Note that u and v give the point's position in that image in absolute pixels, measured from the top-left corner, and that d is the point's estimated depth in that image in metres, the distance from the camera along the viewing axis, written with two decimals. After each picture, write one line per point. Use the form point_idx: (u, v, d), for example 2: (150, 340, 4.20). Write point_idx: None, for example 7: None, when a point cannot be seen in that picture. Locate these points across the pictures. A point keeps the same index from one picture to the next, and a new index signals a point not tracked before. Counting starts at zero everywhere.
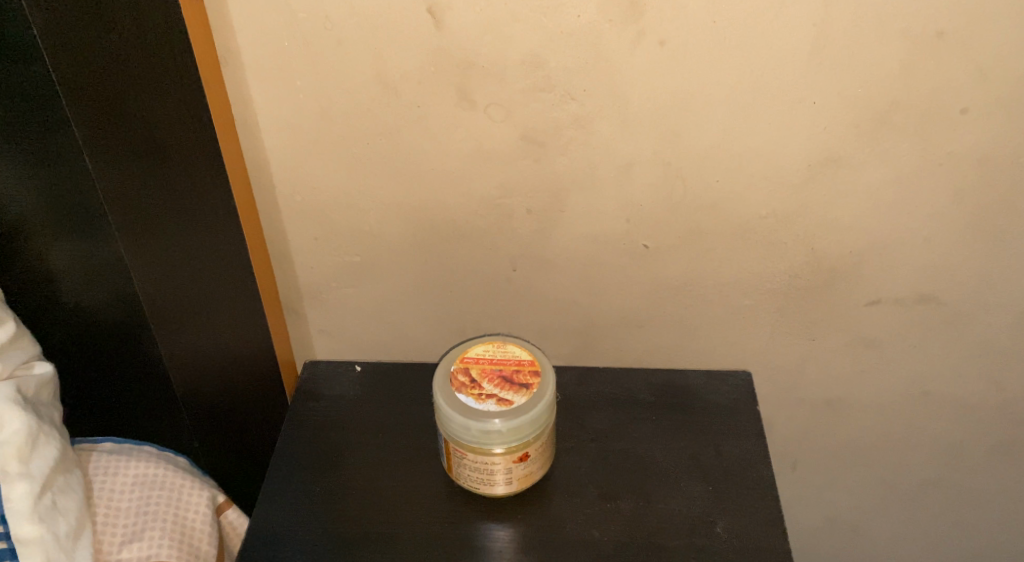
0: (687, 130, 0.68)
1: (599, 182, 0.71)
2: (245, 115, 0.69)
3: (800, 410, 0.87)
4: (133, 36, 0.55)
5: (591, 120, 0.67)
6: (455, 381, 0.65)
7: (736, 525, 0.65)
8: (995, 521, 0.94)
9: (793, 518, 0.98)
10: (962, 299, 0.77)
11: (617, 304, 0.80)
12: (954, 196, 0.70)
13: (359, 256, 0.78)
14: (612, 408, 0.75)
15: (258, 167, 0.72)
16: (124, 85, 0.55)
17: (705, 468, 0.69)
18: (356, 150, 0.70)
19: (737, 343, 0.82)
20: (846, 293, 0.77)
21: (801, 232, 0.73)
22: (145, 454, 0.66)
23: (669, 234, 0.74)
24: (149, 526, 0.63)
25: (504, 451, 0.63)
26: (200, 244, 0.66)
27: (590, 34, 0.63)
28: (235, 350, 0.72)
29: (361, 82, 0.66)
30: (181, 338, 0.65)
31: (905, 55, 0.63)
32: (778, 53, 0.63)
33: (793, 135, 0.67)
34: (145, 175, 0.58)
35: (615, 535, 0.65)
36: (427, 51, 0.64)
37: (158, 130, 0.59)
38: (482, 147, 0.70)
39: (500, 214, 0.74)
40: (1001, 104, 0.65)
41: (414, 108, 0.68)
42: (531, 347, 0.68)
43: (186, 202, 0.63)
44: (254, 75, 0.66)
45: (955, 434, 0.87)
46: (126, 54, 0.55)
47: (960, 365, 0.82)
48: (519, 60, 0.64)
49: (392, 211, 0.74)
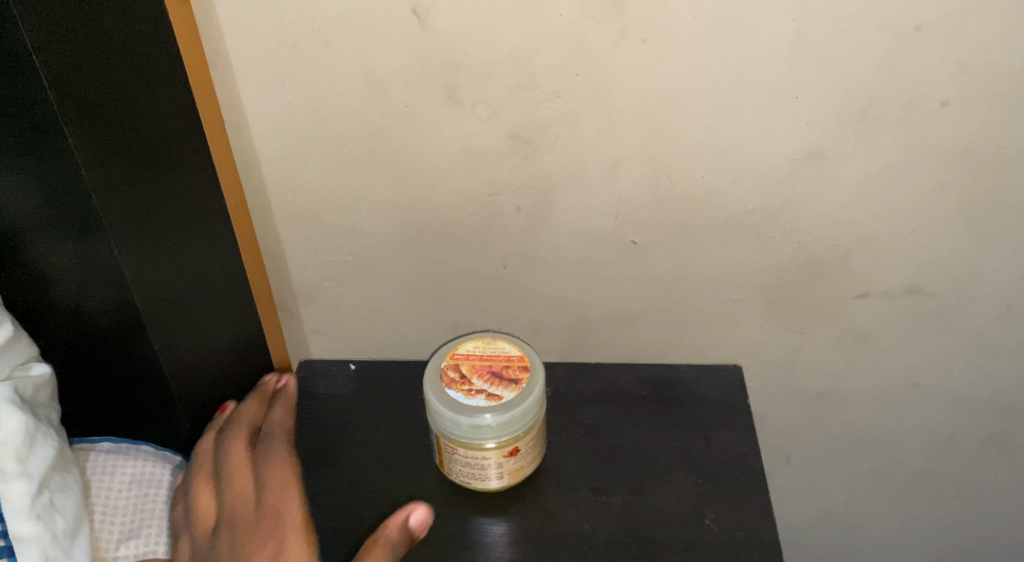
0: (672, 126, 0.68)
1: (587, 179, 0.72)
2: (235, 117, 0.70)
3: (793, 402, 0.88)
4: (113, 45, 0.56)
5: (578, 118, 0.68)
6: (445, 377, 0.66)
7: (725, 517, 0.66)
8: (992, 513, 0.94)
9: (789, 511, 0.98)
10: (950, 291, 0.77)
11: (607, 300, 0.81)
12: (938, 189, 0.71)
13: (352, 254, 0.79)
14: (604, 403, 0.76)
15: (250, 168, 0.73)
16: (109, 95, 0.56)
17: (695, 461, 0.70)
18: (347, 149, 0.71)
19: (728, 337, 0.83)
20: (834, 287, 0.78)
21: (788, 227, 0.74)
22: (143, 452, 0.68)
23: (659, 230, 0.75)
24: (145, 524, 0.64)
25: (495, 446, 0.64)
26: (189, 244, 0.66)
27: (574, 32, 0.64)
28: (228, 350, 0.73)
29: (349, 83, 0.67)
30: (176, 340, 0.65)
31: (887, 49, 0.63)
32: (760, 48, 0.64)
33: (777, 129, 0.68)
34: (134, 178, 0.59)
35: (606, 529, 0.65)
36: (414, 51, 0.65)
37: (145, 132, 0.60)
38: (470, 145, 0.71)
39: (490, 212, 0.75)
40: (982, 96, 0.65)
41: (402, 108, 0.68)
42: (522, 343, 0.69)
43: (174, 204, 0.64)
44: (243, 78, 0.68)
45: (946, 426, 0.87)
46: (107, 62, 0.55)
47: (950, 357, 0.82)
48: (504, 58, 0.65)
49: (382, 210, 0.75)
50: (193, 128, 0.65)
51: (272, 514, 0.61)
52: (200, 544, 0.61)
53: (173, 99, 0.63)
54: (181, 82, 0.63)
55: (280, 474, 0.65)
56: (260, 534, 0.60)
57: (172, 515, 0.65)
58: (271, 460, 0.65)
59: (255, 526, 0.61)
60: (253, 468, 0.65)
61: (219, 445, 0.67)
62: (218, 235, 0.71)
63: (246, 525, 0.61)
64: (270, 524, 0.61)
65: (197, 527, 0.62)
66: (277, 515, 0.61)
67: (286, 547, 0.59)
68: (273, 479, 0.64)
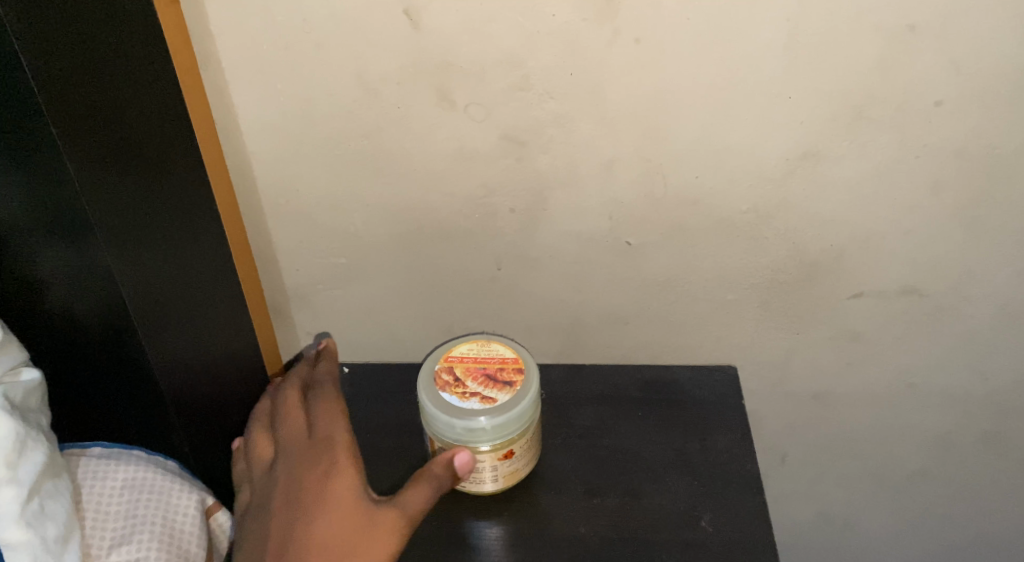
0: (666, 127, 0.68)
1: (581, 180, 0.72)
2: (226, 119, 0.70)
3: (788, 403, 0.88)
4: (100, 47, 0.55)
5: (572, 119, 0.68)
6: (439, 380, 0.65)
7: (721, 519, 0.66)
8: (987, 513, 0.94)
9: (785, 512, 0.98)
10: (944, 291, 0.77)
11: (602, 301, 0.81)
12: (932, 189, 0.71)
13: (344, 257, 0.79)
14: (599, 405, 0.75)
15: (242, 170, 0.73)
16: (98, 97, 0.55)
17: (690, 462, 0.70)
18: (339, 152, 0.71)
19: (723, 338, 0.83)
20: (829, 287, 0.78)
21: (782, 227, 0.74)
22: (134, 457, 0.67)
23: (653, 231, 0.75)
24: (138, 529, 0.63)
25: (490, 449, 0.63)
26: (180, 248, 0.66)
27: (568, 33, 0.63)
28: (220, 353, 0.73)
29: (341, 84, 0.67)
30: (169, 344, 0.65)
31: (880, 49, 0.63)
32: (754, 48, 0.63)
33: (771, 130, 0.68)
34: (125, 181, 0.58)
35: (601, 531, 0.65)
36: (407, 52, 0.65)
37: (134, 135, 0.59)
38: (464, 147, 0.70)
39: (483, 213, 0.75)
40: (976, 96, 0.65)
41: (395, 109, 0.68)
42: (517, 345, 0.68)
43: (164, 207, 0.63)
44: (234, 81, 0.67)
45: (941, 425, 0.87)
46: (95, 65, 0.55)
47: (945, 356, 0.82)
48: (498, 58, 0.65)
49: (375, 212, 0.75)
50: (183, 130, 0.65)
51: (321, 440, 0.64)
52: (264, 475, 0.65)
53: (163, 101, 0.62)
54: (171, 84, 0.63)
55: (329, 406, 0.67)
56: (309, 454, 0.63)
57: (241, 471, 0.69)
58: (320, 397, 0.68)
59: (305, 450, 0.64)
60: (304, 404, 0.68)
61: (275, 394, 0.71)
62: (210, 238, 0.70)
63: (298, 449, 0.64)
64: (317, 446, 0.64)
65: (261, 466, 0.66)
66: (326, 439, 0.64)
67: (335, 468, 0.62)
68: (323, 410, 0.67)
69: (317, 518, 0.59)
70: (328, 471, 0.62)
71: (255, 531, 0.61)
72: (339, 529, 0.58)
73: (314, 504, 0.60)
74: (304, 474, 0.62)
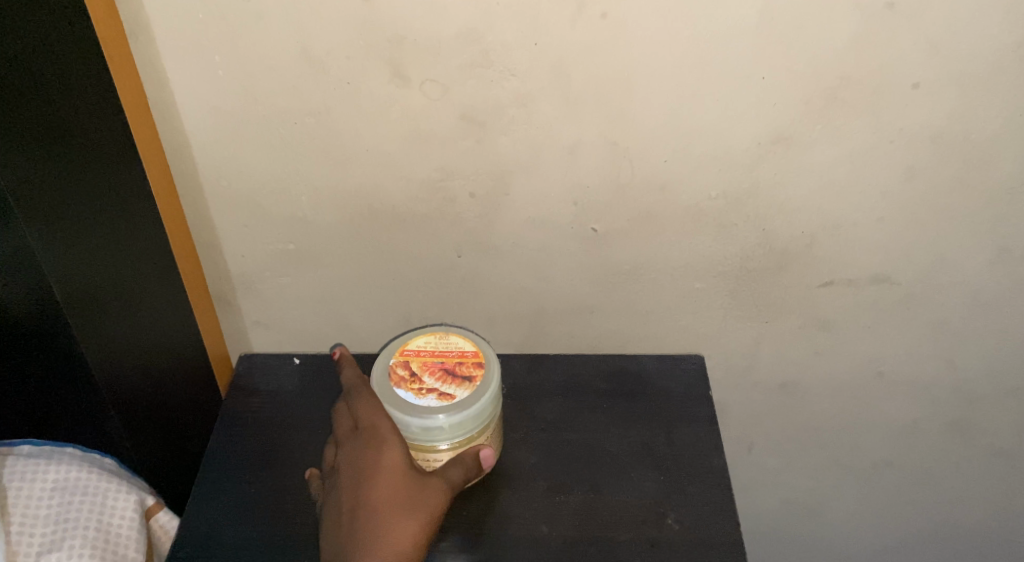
0: (632, 110, 0.65)
1: (544, 164, 0.68)
2: (160, 95, 0.65)
3: (755, 393, 0.86)
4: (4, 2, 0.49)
5: (534, 98, 0.64)
6: (394, 375, 0.62)
7: (688, 516, 0.63)
8: (953, 502, 0.93)
9: (751, 501, 0.97)
10: (915, 279, 0.75)
11: (564, 289, 0.78)
12: (907, 174, 0.68)
13: (293, 243, 0.74)
14: (563, 397, 0.73)
15: (180, 150, 0.68)
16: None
17: (657, 457, 0.67)
18: (285, 131, 0.66)
19: (690, 327, 0.80)
20: (799, 275, 0.75)
21: (752, 214, 0.71)
22: (68, 456, 0.62)
23: (619, 217, 0.72)
24: (69, 535, 0.59)
25: (448, 448, 0.60)
26: (111, 232, 0.61)
27: (529, 7, 0.59)
28: (160, 345, 0.68)
29: (285, 58, 0.62)
30: (103, 336, 0.60)
31: (856, 27, 0.60)
32: (724, 24, 0.60)
33: (741, 113, 0.65)
34: (48, 161, 0.54)
35: (565, 531, 0.62)
36: (356, 25, 0.60)
37: (57, 112, 0.54)
38: (419, 127, 0.66)
39: (441, 198, 0.71)
40: (954, 78, 0.63)
41: (345, 86, 0.64)
42: (476, 338, 0.65)
43: (92, 188, 0.58)
44: (167, 53, 0.62)
45: (909, 414, 0.86)
46: None
47: (913, 345, 0.80)
48: (454, 33, 0.61)
49: (326, 196, 0.71)
50: (110, 105, 0.60)
51: (370, 435, 0.58)
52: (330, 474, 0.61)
53: (86, 74, 0.57)
54: (95, 56, 0.58)
55: (373, 404, 0.60)
56: (361, 450, 0.58)
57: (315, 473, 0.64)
58: (362, 397, 0.61)
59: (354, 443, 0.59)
60: (348, 401, 0.62)
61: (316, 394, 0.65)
62: (144, 221, 0.65)
63: (351, 447, 0.59)
64: (368, 443, 0.58)
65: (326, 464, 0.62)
66: (375, 434, 0.58)
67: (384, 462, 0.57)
68: (366, 407, 0.60)
69: (382, 516, 0.55)
70: (384, 469, 0.57)
71: (325, 535, 0.57)
72: (406, 527, 0.55)
73: (373, 498, 0.56)
74: (362, 473, 0.57)
